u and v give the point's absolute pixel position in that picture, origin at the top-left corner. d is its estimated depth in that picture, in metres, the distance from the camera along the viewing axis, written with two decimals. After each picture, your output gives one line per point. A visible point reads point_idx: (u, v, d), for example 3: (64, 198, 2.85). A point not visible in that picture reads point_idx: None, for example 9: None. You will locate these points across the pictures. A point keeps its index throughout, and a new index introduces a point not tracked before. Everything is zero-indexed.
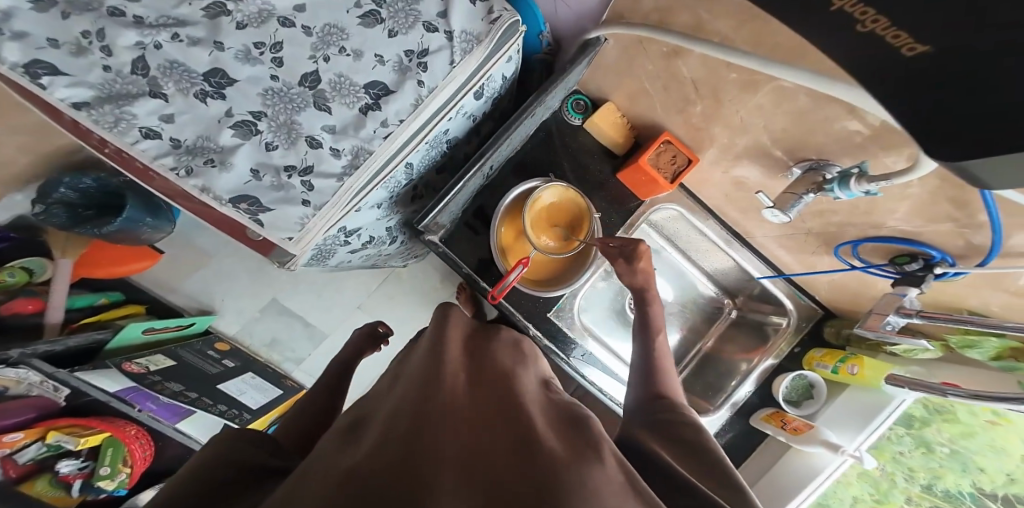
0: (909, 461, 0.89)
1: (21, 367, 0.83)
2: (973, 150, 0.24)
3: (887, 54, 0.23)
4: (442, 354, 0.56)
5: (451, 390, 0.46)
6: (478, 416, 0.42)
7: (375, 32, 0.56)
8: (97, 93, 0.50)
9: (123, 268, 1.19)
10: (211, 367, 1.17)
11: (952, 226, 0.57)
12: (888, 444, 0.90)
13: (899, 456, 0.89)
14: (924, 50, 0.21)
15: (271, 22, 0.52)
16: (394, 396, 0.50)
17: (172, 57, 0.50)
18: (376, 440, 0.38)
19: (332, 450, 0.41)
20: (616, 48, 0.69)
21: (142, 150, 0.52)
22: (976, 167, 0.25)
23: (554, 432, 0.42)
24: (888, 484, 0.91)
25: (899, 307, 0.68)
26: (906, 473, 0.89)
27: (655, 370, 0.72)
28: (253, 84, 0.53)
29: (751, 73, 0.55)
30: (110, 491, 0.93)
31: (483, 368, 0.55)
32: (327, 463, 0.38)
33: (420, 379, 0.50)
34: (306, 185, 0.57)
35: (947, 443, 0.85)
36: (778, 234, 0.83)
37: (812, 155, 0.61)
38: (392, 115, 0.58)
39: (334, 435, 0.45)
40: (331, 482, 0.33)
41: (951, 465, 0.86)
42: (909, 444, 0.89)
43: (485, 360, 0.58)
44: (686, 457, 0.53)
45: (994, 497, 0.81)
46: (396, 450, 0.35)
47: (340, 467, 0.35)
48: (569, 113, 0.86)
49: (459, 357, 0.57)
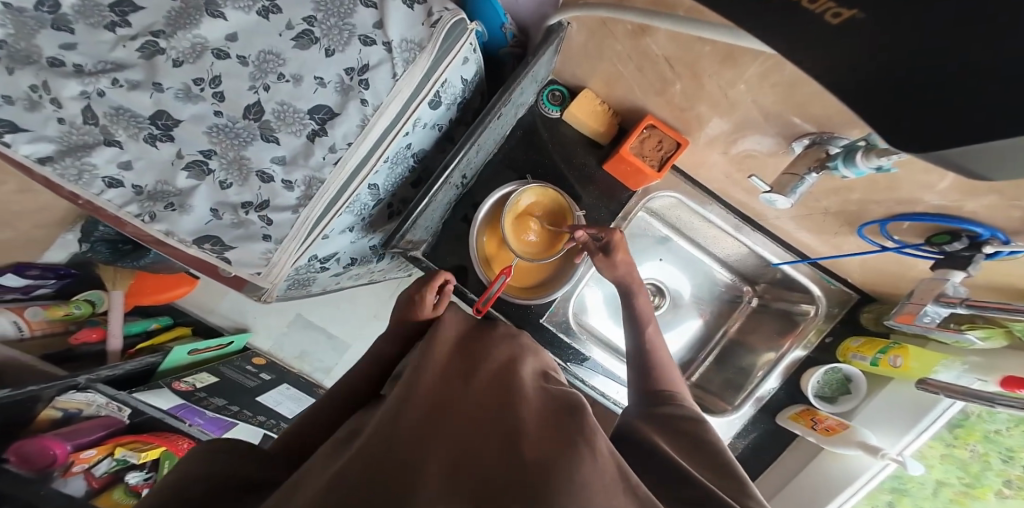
0: (1007, 440, 0.75)
1: (90, 391, 0.95)
2: (934, 143, 0.19)
3: (807, 20, 0.18)
4: (430, 351, 0.52)
5: (439, 387, 0.43)
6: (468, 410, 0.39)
7: (311, 53, 0.54)
8: (59, 147, 0.54)
9: (163, 294, 1.28)
10: (249, 381, 1.24)
11: (1001, 199, 0.46)
12: (979, 423, 0.75)
13: (993, 435, 0.76)
14: (854, 14, 0.17)
15: (205, 55, 0.53)
16: (384, 397, 0.47)
17: (117, 104, 0.53)
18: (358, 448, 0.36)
19: (319, 462, 0.38)
20: (580, 31, 0.61)
21: (108, 199, 0.56)
22: (956, 156, 0.20)
23: (547, 418, 0.38)
24: (980, 466, 0.79)
25: (940, 295, 0.58)
26: (1003, 453, 0.77)
27: (654, 362, 0.65)
28: (198, 123, 0.55)
29: (725, 45, 0.46)
30: None
31: (478, 360, 0.51)
32: (309, 477, 0.35)
33: (409, 375, 0.47)
34: (264, 219, 0.58)
35: None
36: (794, 215, 0.73)
37: (812, 129, 0.52)
38: (339, 139, 0.56)
39: (326, 440, 0.42)
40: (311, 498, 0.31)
41: None
42: (1006, 421, 0.74)
43: (479, 352, 0.54)
44: (700, 453, 0.47)
45: None
46: (376, 461, 0.33)
47: (321, 480, 0.33)
48: (545, 106, 0.80)
49: (448, 351, 0.53)
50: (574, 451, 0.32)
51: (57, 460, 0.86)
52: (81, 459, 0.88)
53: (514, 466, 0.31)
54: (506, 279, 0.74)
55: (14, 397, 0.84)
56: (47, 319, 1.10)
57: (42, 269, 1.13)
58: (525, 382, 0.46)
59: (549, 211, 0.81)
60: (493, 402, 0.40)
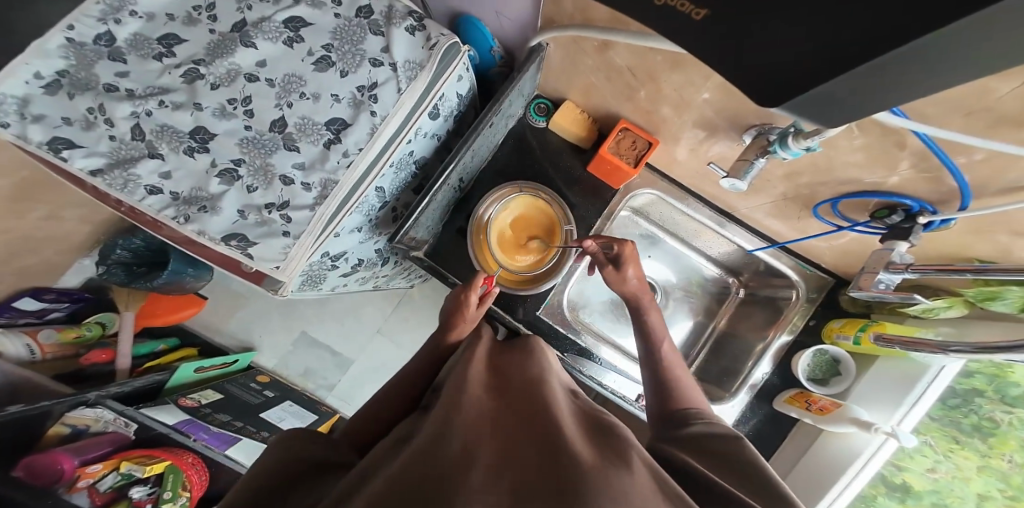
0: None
1: (99, 407, 0.98)
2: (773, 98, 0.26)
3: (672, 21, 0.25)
4: (468, 372, 0.57)
5: (480, 404, 0.48)
6: (509, 424, 0.44)
7: (328, 74, 0.63)
8: (108, 160, 0.62)
9: (175, 315, 1.34)
10: (253, 398, 1.25)
11: (916, 172, 0.55)
12: (1010, 430, 0.78)
13: None
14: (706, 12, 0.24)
15: (239, 79, 0.63)
16: (430, 412, 0.52)
17: (161, 122, 0.62)
18: (412, 452, 0.40)
19: (379, 463, 0.43)
20: (558, 50, 0.71)
21: (148, 205, 0.63)
22: (795, 108, 0.26)
23: (584, 438, 0.42)
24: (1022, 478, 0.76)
25: (889, 264, 0.64)
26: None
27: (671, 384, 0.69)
28: (230, 136, 0.63)
29: (672, 54, 0.56)
30: None
31: (513, 380, 0.56)
32: (366, 481, 0.40)
33: (449, 396, 0.52)
34: (285, 218, 0.65)
35: None
36: (762, 204, 0.81)
37: (756, 121, 0.61)
38: (352, 145, 0.65)
39: (383, 446, 0.48)
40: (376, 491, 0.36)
41: None
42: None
43: (512, 373, 0.58)
44: (727, 459, 0.49)
45: None
46: (424, 467, 0.37)
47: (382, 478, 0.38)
48: (532, 117, 0.90)
49: (484, 372, 0.58)
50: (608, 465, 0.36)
51: (64, 475, 0.88)
52: (86, 474, 0.90)
53: (557, 467, 0.35)
54: (491, 285, 0.82)
55: (27, 412, 0.89)
56: (59, 342, 1.13)
57: (57, 294, 1.19)
58: (558, 400, 0.51)
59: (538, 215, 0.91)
60: (533, 416, 0.45)
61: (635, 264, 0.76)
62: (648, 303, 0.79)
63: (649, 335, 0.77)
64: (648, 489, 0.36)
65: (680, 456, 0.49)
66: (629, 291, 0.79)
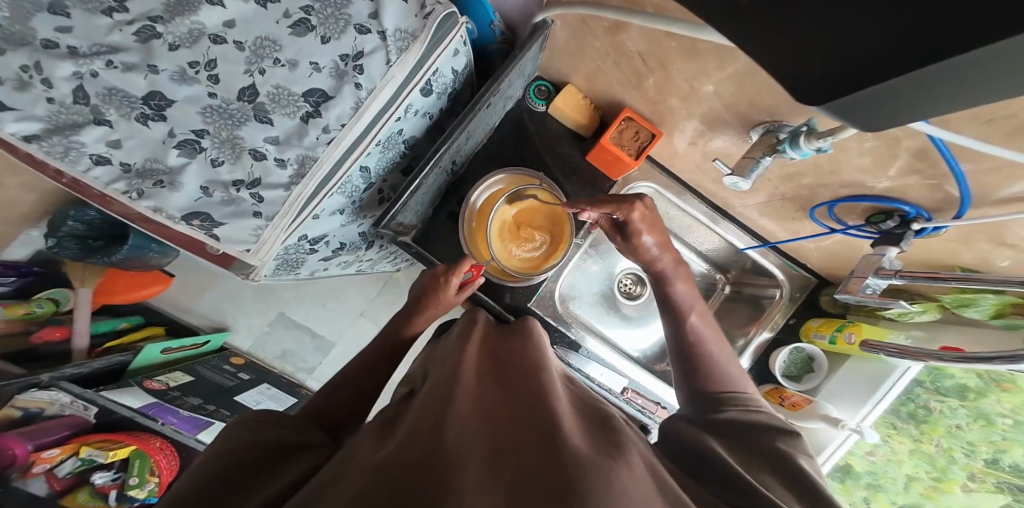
0: (968, 434, 0.81)
1: (54, 389, 0.90)
2: (821, 94, 0.23)
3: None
4: (463, 356, 0.55)
5: (472, 392, 0.46)
6: (504, 413, 0.42)
7: (307, 40, 0.57)
8: (46, 125, 0.55)
9: (138, 292, 1.24)
10: (227, 381, 1.18)
11: (920, 178, 0.54)
12: (940, 417, 0.84)
13: (955, 429, 0.83)
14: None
15: (202, 40, 0.55)
16: (420, 394, 0.50)
17: (109, 84, 0.54)
18: (405, 437, 0.38)
19: (366, 446, 0.41)
20: (563, 28, 0.67)
21: (94, 177, 0.58)
22: (845, 107, 0.24)
23: (581, 431, 0.40)
24: (945, 460, 0.84)
25: (878, 268, 0.64)
26: (965, 448, 0.82)
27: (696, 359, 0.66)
28: (192, 103, 0.57)
29: (689, 40, 0.52)
30: (144, 500, 0.92)
31: (508, 367, 0.54)
32: (351, 466, 0.37)
33: (439, 383, 0.49)
34: (255, 197, 0.60)
35: (1009, 414, 0.77)
36: (757, 202, 0.80)
37: (765, 118, 0.59)
38: (333, 120, 0.59)
39: (368, 428, 0.46)
40: (362, 476, 0.34)
41: (1017, 437, 0.76)
42: (965, 416, 0.82)
43: (508, 360, 0.56)
44: (760, 449, 0.47)
45: None
46: (410, 462, 0.34)
47: (372, 461, 0.36)
48: (532, 100, 0.85)
49: (478, 357, 0.56)
50: (607, 463, 0.35)
51: (17, 460, 0.83)
52: (42, 460, 0.84)
53: (553, 463, 0.33)
54: (476, 273, 0.78)
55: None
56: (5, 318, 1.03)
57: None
58: (555, 388, 0.49)
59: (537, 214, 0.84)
60: (528, 405, 0.43)
61: (650, 229, 0.74)
62: (673, 267, 0.76)
63: (676, 308, 0.74)
64: (645, 488, 0.35)
65: (709, 448, 0.46)
66: (644, 256, 0.76)
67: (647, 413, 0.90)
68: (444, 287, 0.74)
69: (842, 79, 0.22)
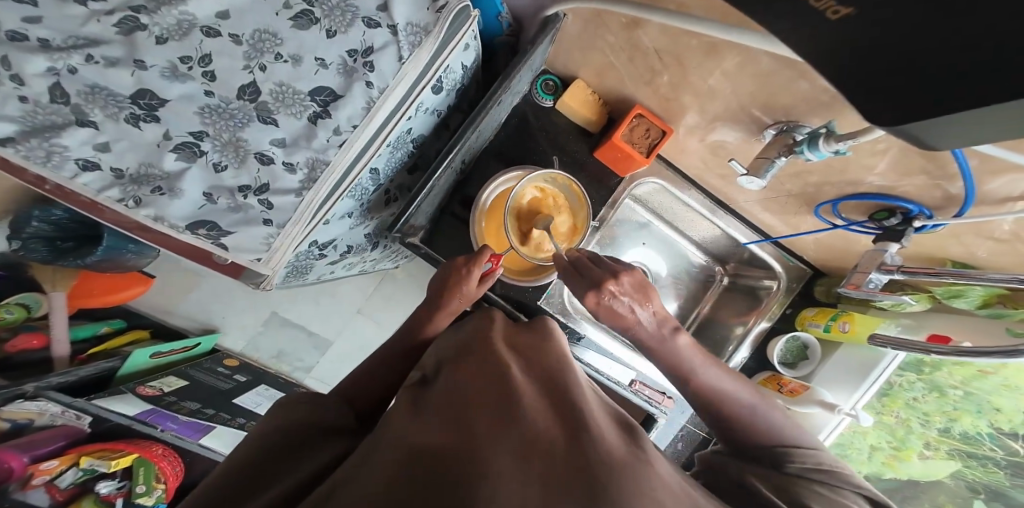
0: (923, 405, 0.90)
1: (42, 399, 0.86)
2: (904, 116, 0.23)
3: (810, 16, 0.22)
4: (487, 347, 0.55)
5: (502, 380, 0.46)
6: (533, 406, 0.42)
7: (310, 33, 0.53)
8: (21, 127, 0.49)
9: (118, 294, 1.16)
10: (223, 383, 1.14)
11: (926, 178, 0.57)
12: (899, 391, 0.91)
13: (912, 402, 0.91)
14: (849, 12, 0.21)
15: (193, 33, 0.50)
16: (447, 376, 0.50)
17: (92, 81, 0.49)
18: (437, 427, 0.39)
19: (397, 424, 0.41)
20: (576, 22, 0.65)
21: (83, 184, 0.53)
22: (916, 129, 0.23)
23: (607, 432, 0.41)
24: (904, 430, 0.93)
25: (881, 264, 0.68)
26: (921, 417, 0.91)
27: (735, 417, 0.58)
28: (187, 102, 0.52)
29: (712, 39, 0.52)
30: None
31: (533, 358, 0.54)
32: (384, 445, 0.38)
33: (466, 373, 0.49)
34: (264, 203, 0.60)
35: (960, 385, 0.84)
36: (760, 198, 0.82)
37: (782, 117, 0.59)
38: (344, 121, 0.57)
39: (397, 406, 0.47)
40: (397, 460, 0.34)
41: (966, 407, 0.85)
42: (921, 389, 0.89)
43: (530, 351, 0.57)
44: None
45: (1014, 436, 0.81)
46: (426, 478, 0.32)
47: (406, 444, 0.37)
48: (539, 95, 0.84)
49: (502, 348, 0.56)
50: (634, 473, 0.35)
51: (14, 473, 0.78)
52: (41, 471, 0.79)
53: (583, 467, 0.34)
54: (497, 263, 0.76)
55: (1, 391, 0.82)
56: None
57: None
58: (579, 383, 0.49)
59: (565, 211, 0.83)
60: (556, 402, 0.44)
61: (633, 297, 0.65)
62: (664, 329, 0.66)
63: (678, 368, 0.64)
64: (668, 494, 0.36)
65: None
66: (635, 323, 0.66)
67: (653, 402, 0.93)
68: (467, 278, 0.73)
69: (921, 98, 0.21)
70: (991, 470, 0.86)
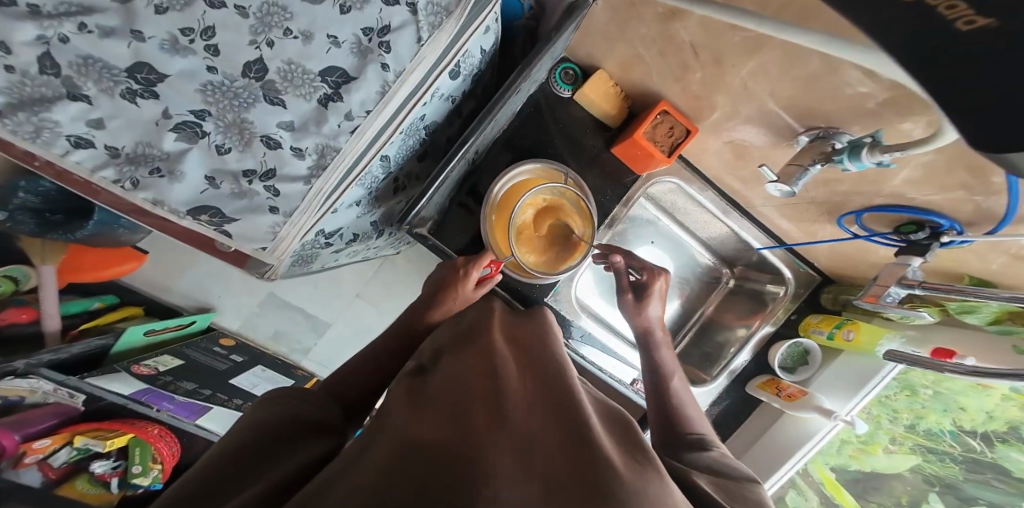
0: (894, 403, 0.91)
1: (33, 377, 0.82)
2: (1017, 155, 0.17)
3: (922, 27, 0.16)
4: (484, 336, 0.53)
5: (500, 369, 0.44)
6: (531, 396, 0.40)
7: (323, 8, 0.47)
8: (6, 99, 0.44)
9: (109, 271, 1.11)
10: (219, 364, 1.12)
11: (964, 193, 0.54)
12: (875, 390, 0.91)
13: (885, 400, 0.91)
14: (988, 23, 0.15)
15: (196, 2, 0.44)
16: (444, 364, 0.48)
17: (86, 52, 0.43)
18: (433, 415, 0.37)
19: (391, 412, 0.39)
20: (605, 10, 0.62)
21: (76, 162, 0.50)
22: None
23: (608, 431, 0.39)
24: (875, 426, 0.93)
25: (902, 278, 0.67)
26: (891, 414, 0.92)
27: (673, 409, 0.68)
28: (188, 79, 0.48)
29: (757, 36, 0.49)
30: (148, 486, 0.88)
31: (530, 348, 0.52)
32: (379, 435, 0.36)
33: (464, 361, 0.47)
34: (270, 190, 0.58)
35: (931, 385, 0.86)
36: (780, 203, 0.80)
37: (821, 123, 0.56)
38: (357, 106, 0.54)
39: (391, 393, 0.45)
40: (392, 449, 0.32)
41: (933, 406, 0.88)
42: (894, 387, 0.89)
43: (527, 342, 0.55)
44: (734, 492, 0.44)
45: (973, 434, 0.85)
46: (422, 466, 0.30)
47: (401, 433, 0.34)
48: (558, 85, 0.80)
49: (500, 337, 0.54)
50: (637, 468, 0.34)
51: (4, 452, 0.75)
52: (33, 450, 0.77)
53: (586, 462, 0.32)
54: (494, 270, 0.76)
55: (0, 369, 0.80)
56: None
57: None
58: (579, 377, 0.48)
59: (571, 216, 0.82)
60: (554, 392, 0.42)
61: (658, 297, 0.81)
62: (661, 335, 0.81)
63: (656, 366, 0.76)
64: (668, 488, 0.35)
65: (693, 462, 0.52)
66: (643, 321, 0.81)
67: None
68: (463, 280, 0.72)
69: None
70: (947, 464, 0.89)
